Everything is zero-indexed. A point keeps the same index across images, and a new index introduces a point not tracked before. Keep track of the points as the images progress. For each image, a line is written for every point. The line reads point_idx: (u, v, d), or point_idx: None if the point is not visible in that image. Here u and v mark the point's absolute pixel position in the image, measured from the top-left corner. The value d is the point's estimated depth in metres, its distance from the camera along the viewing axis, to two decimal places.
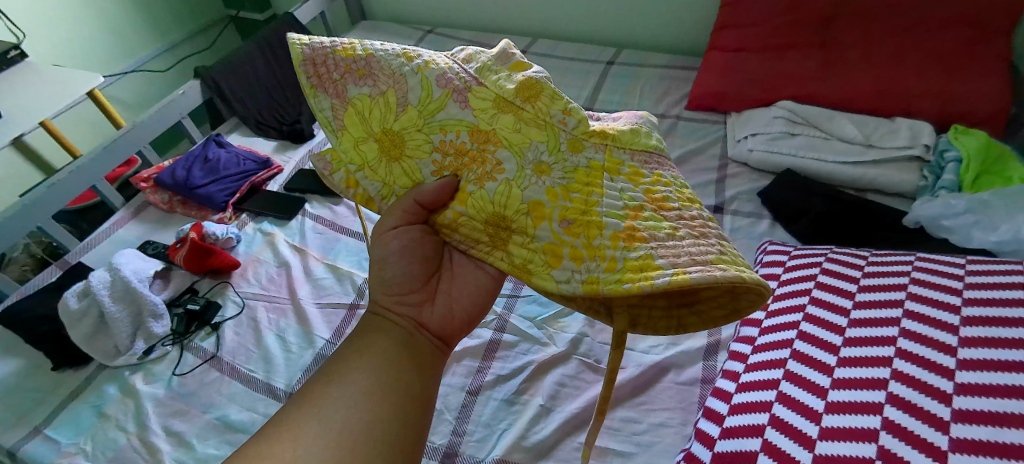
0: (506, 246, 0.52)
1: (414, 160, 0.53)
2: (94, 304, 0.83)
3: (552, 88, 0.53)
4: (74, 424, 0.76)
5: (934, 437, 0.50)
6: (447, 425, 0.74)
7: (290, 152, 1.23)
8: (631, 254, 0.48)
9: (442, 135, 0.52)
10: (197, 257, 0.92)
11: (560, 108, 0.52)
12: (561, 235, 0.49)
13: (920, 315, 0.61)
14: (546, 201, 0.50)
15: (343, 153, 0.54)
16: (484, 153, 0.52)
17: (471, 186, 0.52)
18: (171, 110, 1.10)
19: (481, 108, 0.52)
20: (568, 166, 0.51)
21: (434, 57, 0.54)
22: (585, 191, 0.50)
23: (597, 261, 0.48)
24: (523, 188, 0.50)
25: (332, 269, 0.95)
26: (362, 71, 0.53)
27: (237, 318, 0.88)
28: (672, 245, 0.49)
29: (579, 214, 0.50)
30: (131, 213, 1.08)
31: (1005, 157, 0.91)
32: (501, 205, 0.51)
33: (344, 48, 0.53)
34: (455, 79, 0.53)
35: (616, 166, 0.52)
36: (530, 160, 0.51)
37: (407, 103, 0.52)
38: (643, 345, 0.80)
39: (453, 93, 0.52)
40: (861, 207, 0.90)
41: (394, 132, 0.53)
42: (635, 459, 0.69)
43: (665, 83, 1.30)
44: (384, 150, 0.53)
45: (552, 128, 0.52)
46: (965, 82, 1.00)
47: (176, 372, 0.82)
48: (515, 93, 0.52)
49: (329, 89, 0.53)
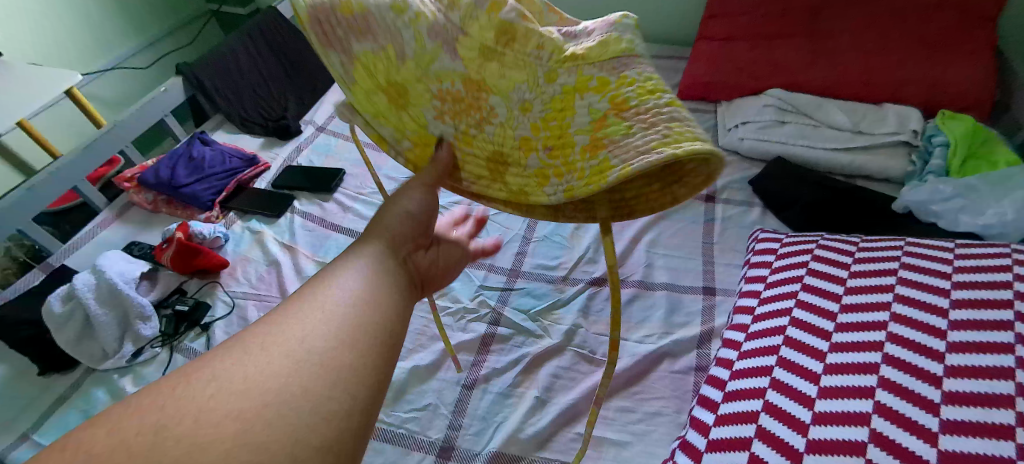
0: (504, 179, 0.52)
1: (418, 107, 0.53)
2: (79, 308, 0.82)
3: (529, 22, 0.47)
4: (62, 429, 0.75)
5: (925, 420, 0.50)
6: (442, 420, 0.73)
7: (276, 148, 1.20)
8: (595, 163, 0.46)
9: (439, 82, 0.51)
10: (185, 258, 0.91)
11: (532, 42, 0.46)
12: (546, 161, 0.49)
13: (910, 299, 0.61)
14: (531, 135, 0.49)
15: (355, 109, 0.55)
16: (474, 98, 0.50)
17: (470, 129, 0.52)
18: (151, 108, 1.09)
19: (469, 59, 0.49)
20: (545, 98, 0.47)
21: (421, 2, 0.49)
22: (560, 117, 0.47)
23: (573, 174, 0.47)
24: (510, 126, 0.50)
25: (322, 266, 0.94)
26: (362, 27, 0.51)
27: (227, 318, 0.87)
28: (637, 146, 0.44)
29: (555, 139, 0.48)
30: (114, 214, 1.05)
31: (991, 141, 0.92)
32: (498, 143, 0.51)
33: (343, 4, 0.51)
34: (433, 22, 0.49)
35: (584, 83, 0.46)
36: (514, 100, 0.48)
37: (405, 55, 0.51)
38: (637, 335, 0.81)
39: (433, 31, 0.49)
40: (851, 194, 0.91)
41: (397, 83, 0.52)
42: (630, 449, 0.69)
43: (654, 73, 1.31)
44: (392, 100, 0.53)
45: (523, 61, 0.47)
46: (952, 68, 1.00)
47: (166, 374, 0.80)
48: (492, 40, 0.47)
49: (339, 47, 0.52)
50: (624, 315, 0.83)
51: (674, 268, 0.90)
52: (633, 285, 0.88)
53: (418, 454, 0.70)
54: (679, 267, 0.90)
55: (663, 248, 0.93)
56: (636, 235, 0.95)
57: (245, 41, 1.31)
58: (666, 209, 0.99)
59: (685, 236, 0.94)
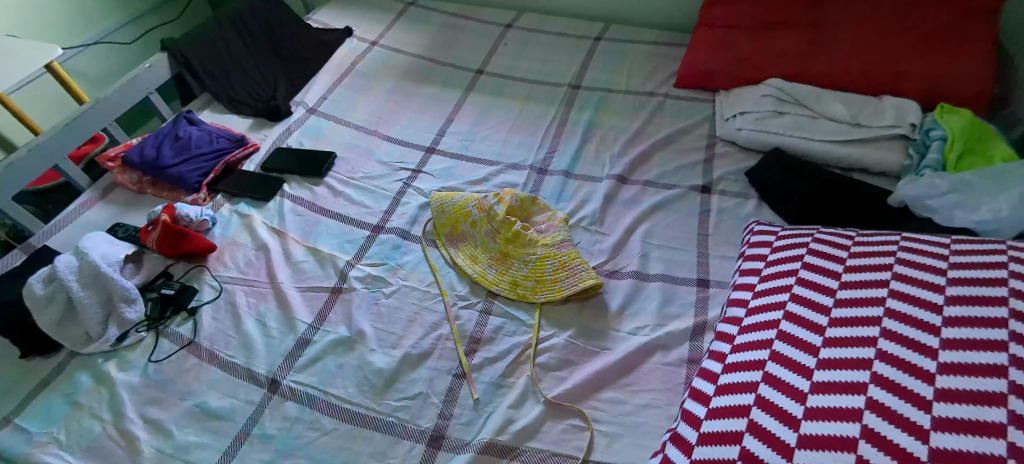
0: (518, 284, 0.85)
1: (481, 266, 0.88)
2: (61, 290, 0.79)
3: (523, 249, 0.88)
4: (44, 413, 0.73)
5: (916, 416, 0.50)
6: (433, 409, 0.73)
7: (265, 129, 1.17)
8: (552, 286, 0.84)
9: (492, 257, 0.89)
10: (170, 241, 0.88)
11: (526, 245, 0.88)
12: (531, 283, 0.85)
13: (905, 295, 0.61)
14: (524, 267, 0.87)
15: (440, 236, 0.94)
16: (505, 246, 0.89)
17: (502, 265, 0.88)
18: (134, 85, 1.06)
19: (501, 237, 0.90)
20: (532, 258, 0.87)
21: (485, 201, 0.92)
22: (541, 260, 0.86)
23: (543, 294, 0.83)
24: (514, 260, 0.88)
25: (312, 252, 0.92)
26: (456, 233, 0.93)
27: (214, 303, 0.85)
28: (575, 274, 0.84)
29: (535, 270, 0.86)
30: (98, 194, 1.03)
31: (988, 137, 0.92)
32: (515, 283, 0.85)
33: (446, 222, 0.94)
34: (489, 212, 0.91)
35: (548, 255, 0.87)
36: (518, 259, 0.88)
37: (478, 241, 0.91)
38: (630, 327, 0.80)
39: (488, 226, 0.91)
40: (847, 187, 0.90)
41: (473, 249, 0.90)
42: (621, 440, 0.69)
43: (653, 60, 1.29)
44: (466, 256, 0.90)
45: (521, 238, 0.89)
46: (951, 61, 1.00)
47: (152, 358, 0.79)
48: (511, 235, 0.89)
49: (441, 239, 0.94)
50: (618, 306, 0.83)
51: (669, 260, 0.89)
52: (628, 276, 0.87)
53: (408, 443, 0.70)
54: (673, 259, 0.89)
55: (658, 239, 0.92)
56: (631, 226, 0.94)
57: (238, 20, 1.29)
58: (662, 199, 0.98)
59: (680, 227, 0.94)
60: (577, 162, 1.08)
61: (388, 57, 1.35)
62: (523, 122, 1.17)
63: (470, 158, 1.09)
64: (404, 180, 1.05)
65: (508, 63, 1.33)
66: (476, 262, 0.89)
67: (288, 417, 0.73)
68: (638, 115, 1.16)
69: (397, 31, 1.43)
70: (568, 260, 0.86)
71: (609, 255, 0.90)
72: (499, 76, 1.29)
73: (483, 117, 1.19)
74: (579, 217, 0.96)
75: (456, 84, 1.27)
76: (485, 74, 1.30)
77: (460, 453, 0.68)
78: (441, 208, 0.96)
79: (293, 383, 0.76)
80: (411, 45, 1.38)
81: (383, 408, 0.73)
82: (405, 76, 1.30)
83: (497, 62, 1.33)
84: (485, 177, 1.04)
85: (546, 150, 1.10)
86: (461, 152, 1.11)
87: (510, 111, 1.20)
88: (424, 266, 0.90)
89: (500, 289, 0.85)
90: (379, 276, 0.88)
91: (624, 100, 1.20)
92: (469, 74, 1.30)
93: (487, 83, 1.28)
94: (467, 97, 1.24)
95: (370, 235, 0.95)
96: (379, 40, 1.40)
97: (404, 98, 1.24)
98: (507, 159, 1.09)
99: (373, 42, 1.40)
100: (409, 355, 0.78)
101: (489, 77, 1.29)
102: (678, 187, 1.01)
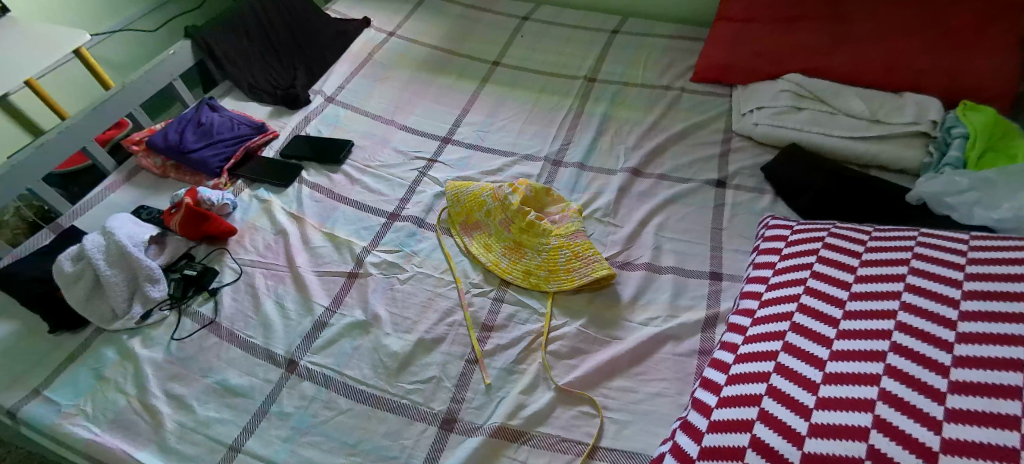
0: (532, 274, 0.86)
1: (494, 255, 0.89)
2: (88, 268, 0.81)
3: (536, 240, 0.89)
4: (73, 386, 0.76)
5: (929, 408, 0.50)
6: (446, 392, 0.74)
7: (285, 117, 1.19)
8: (566, 275, 0.85)
9: (505, 249, 0.90)
10: (193, 223, 0.90)
11: (541, 235, 0.89)
12: (543, 273, 0.86)
13: (922, 289, 0.61)
14: (539, 256, 0.87)
15: (456, 227, 0.95)
16: (519, 236, 0.90)
17: (516, 255, 0.88)
18: (159, 72, 1.09)
19: (514, 226, 0.91)
20: (545, 249, 0.88)
21: (500, 189, 0.94)
22: (553, 250, 0.87)
23: (554, 284, 0.84)
24: (529, 250, 0.89)
25: (330, 238, 0.94)
26: (470, 222, 0.94)
27: (234, 284, 0.88)
28: (587, 263, 0.85)
29: (547, 260, 0.87)
30: (123, 177, 1.05)
31: (1011, 134, 0.90)
32: (527, 273, 0.86)
33: (462, 211, 0.96)
34: (503, 201, 0.92)
35: (561, 244, 0.88)
36: (530, 249, 0.89)
37: (492, 230, 0.92)
38: (641, 318, 0.81)
39: (502, 215, 0.92)
40: (865, 183, 0.90)
41: (486, 240, 0.91)
42: (630, 427, 0.70)
43: (670, 54, 1.29)
44: (481, 245, 0.91)
45: (533, 226, 0.90)
46: (976, 58, 0.98)
47: (174, 336, 0.81)
48: (525, 224, 0.90)
49: (455, 231, 0.94)
50: (630, 296, 0.83)
51: (681, 252, 0.90)
52: (640, 267, 0.88)
53: (421, 425, 0.71)
54: (686, 252, 0.90)
55: (672, 232, 0.93)
56: (644, 218, 0.94)
57: (258, 8, 1.31)
58: (677, 193, 0.98)
59: (694, 220, 0.94)
60: (591, 154, 1.08)
61: (405, 47, 1.36)
62: (538, 114, 1.18)
63: (484, 148, 1.11)
64: (420, 169, 1.06)
65: (524, 55, 1.33)
66: (489, 251, 0.90)
67: (305, 396, 0.75)
68: (653, 108, 1.16)
69: (414, 21, 1.45)
70: (581, 250, 0.87)
71: (622, 246, 0.90)
72: (515, 68, 1.30)
73: (498, 108, 1.20)
74: (592, 209, 0.96)
75: (473, 75, 1.28)
76: (500, 65, 1.31)
77: (472, 436, 0.70)
78: (455, 197, 0.97)
79: (312, 364, 0.78)
80: (428, 36, 1.40)
81: (397, 390, 0.75)
82: (421, 66, 1.31)
83: (513, 54, 1.34)
84: (500, 167, 1.05)
85: (560, 142, 1.11)
86: (476, 142, 1.12)
87: (525, 103, 1.21)
88: (438, 253, 0.92)
89: (513, 278, 0.86)
90: (394, 262, 0.90)
91: (640, 93, 1.20)
92: (485, 65, 1.31)
93: (502, 74, 1.28)
94: (483, 88, 1.25)
95: (384, 222, 0.97)
96: (396, 31, 1.42)
97: (421, 88, 1.25)
98: (521, 150, 1.10)
99: (390, 32, 1.41)
100: (422, 340, 0.79)
101: (505, 68, 1.30)
102: (693, 181, 1.01)
